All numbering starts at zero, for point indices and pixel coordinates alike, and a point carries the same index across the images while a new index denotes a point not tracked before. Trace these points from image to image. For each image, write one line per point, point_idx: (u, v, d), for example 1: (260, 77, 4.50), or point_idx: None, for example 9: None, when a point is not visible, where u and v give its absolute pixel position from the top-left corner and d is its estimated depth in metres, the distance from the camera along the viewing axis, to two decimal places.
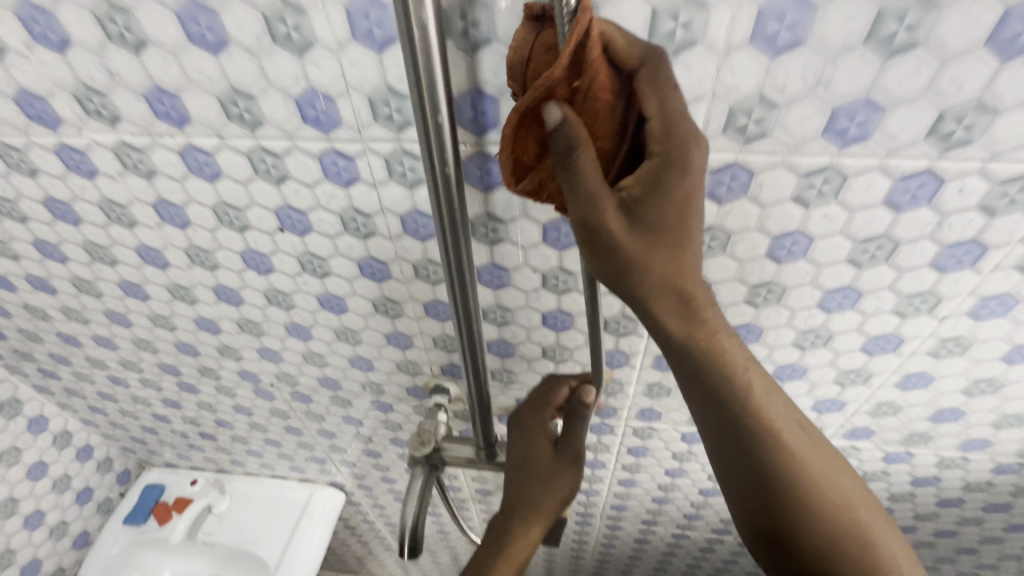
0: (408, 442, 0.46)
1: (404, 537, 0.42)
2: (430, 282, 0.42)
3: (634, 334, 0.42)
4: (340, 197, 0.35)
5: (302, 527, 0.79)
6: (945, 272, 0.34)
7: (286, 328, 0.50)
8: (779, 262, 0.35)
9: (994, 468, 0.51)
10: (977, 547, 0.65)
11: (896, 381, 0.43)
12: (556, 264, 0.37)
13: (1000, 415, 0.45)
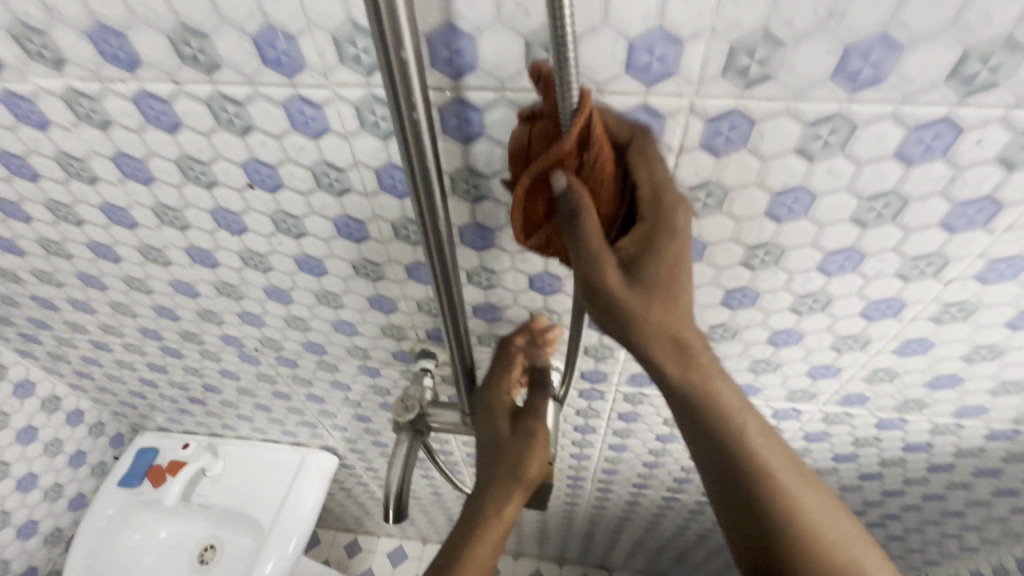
0: (390, 407, 0.37)
1: (389, 504, 0.33)
2: (398, 338, 0.40)
3: (611, 357, 0.41)
4: (291, 245, 0.31)
5: (296, 488, 0.66)
6: (988, 284, 0.28)
7: (239, 355, 0.47)
8: (732, 309, 0.33)
9: (987, 435, 0.46)
10: (1000, 539, 0.61)
11: (893, 347, 0.35)
12: (542, 305, 0.35)
13: (999, 381, 0.38)
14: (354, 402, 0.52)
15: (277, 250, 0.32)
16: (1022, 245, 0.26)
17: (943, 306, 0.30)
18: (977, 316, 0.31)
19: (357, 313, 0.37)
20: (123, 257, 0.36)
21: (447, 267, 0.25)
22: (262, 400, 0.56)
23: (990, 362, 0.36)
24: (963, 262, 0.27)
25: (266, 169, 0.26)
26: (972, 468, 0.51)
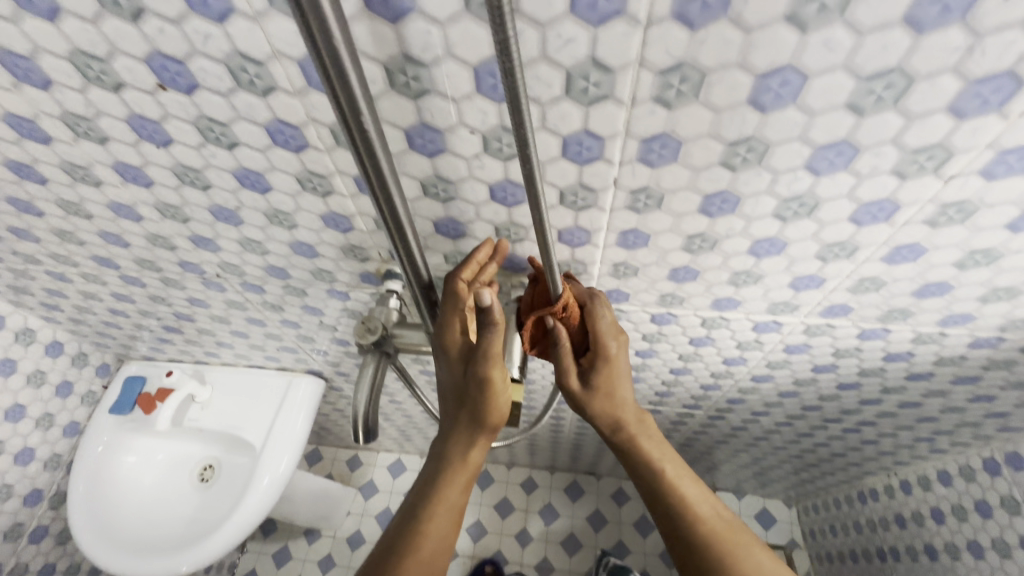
0: (351, 331, 0.38)
1: (358, 424, 0.38)
2: (361, 260, 0.39)
3: (584, 275, 0.39)
4: (226, 157, 0.29)
5: (283, 413, 0.74)
6: (993, 180, 0.26)
7: (203, 281, 0.47)
8: (711, 217, 0.31)
9: (970, 343, 0.46)
10: (971, 441, 0.64)
11: (883, 255, 0.34)
12: (507, 219, 0.34)
13: (991, 288, 0.37)
14: (329, 326, 0.52)
15: (212, 164, 0.30)
16: None
17: (941, 208, 0.29)
18: (976, 219, 0.29)
19: (313, 234, 0.36)
20: (57, 181, 0.34)
21: (381, 173, 0.23)
22: (237, 327, 0.56)
23: (983, 269, 0.35)
24: (970, 154, 0.25)
25: (175, 64, 0.23)
26: (950, 376, 0.52)
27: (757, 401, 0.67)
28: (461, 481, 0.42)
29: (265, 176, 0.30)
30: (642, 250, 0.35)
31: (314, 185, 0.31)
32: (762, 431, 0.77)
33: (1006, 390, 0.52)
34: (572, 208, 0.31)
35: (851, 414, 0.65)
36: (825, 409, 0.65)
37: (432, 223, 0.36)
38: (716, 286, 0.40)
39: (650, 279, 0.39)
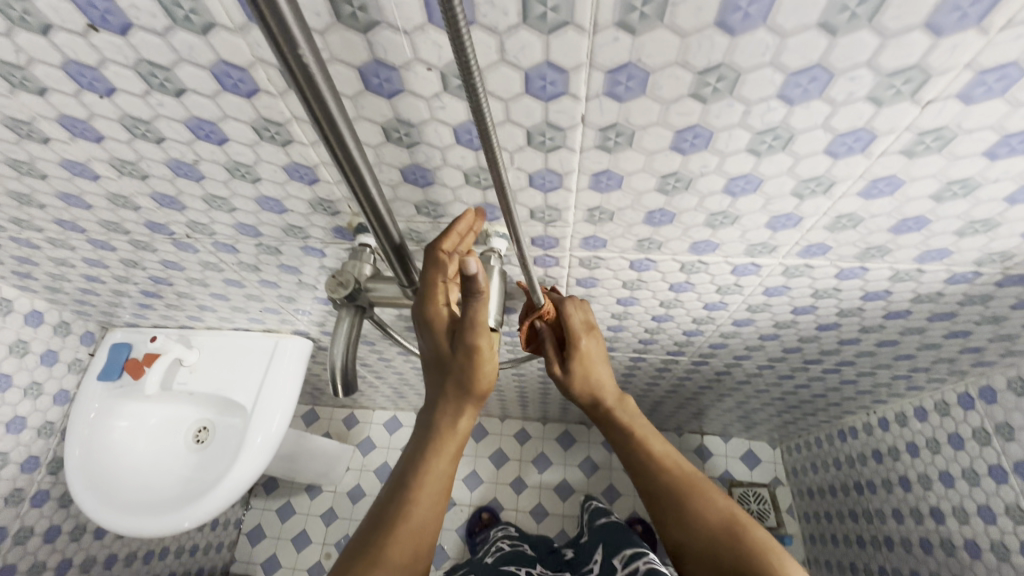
0: (326, 287, 0.44)
1: (337, 376, 0.44)
2: (328, 213, 0.44)
3: (563, 222, 0.42)
4: (175, 105, 0.31)
5: (273, 370, 0.81)
6: (971, 103, 0.27)
7: (173, 243, 0.55)
8: (684, 152, 0.32)
9: (948, 279, 0.47)
10: (948, 378, 0.66)
11: (860, 189, 0.35)
12: (475, 163, 0.34)
13: (968, 221, 0.38)
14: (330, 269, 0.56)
15: (199, 109, 0.32)
16: (1013, 49, 0.23)
17: (917, 136, 0.29)
18: (951, 148, 0.30)
19: (274, 185, 0.40)
20: (15, 123, 0.35)
21: (355, 165, 0.25)
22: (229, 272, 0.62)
23: (960, 199, 0.35)
24: (950, 74, 0.25)
25: (104, 2, 0.24)
26: (927, 312, 0.53)
27: (739, 347, 0.69)
28: (450, 452, 0.46)
29: (241, 114, 0.32)
30: (616, 191, 0.36)
31: (291, 123, 0.32)
32: (743, 377, 0.80)
33: (983, 324, 0.53)
34: (541, 150, 0.32)
35: (828, 356, 0.67)
36: (803, 353, 0.68)
37: (398, 172, 0.36)
38: (691, 228, 0.41)
39: (627, 221, 0.41)
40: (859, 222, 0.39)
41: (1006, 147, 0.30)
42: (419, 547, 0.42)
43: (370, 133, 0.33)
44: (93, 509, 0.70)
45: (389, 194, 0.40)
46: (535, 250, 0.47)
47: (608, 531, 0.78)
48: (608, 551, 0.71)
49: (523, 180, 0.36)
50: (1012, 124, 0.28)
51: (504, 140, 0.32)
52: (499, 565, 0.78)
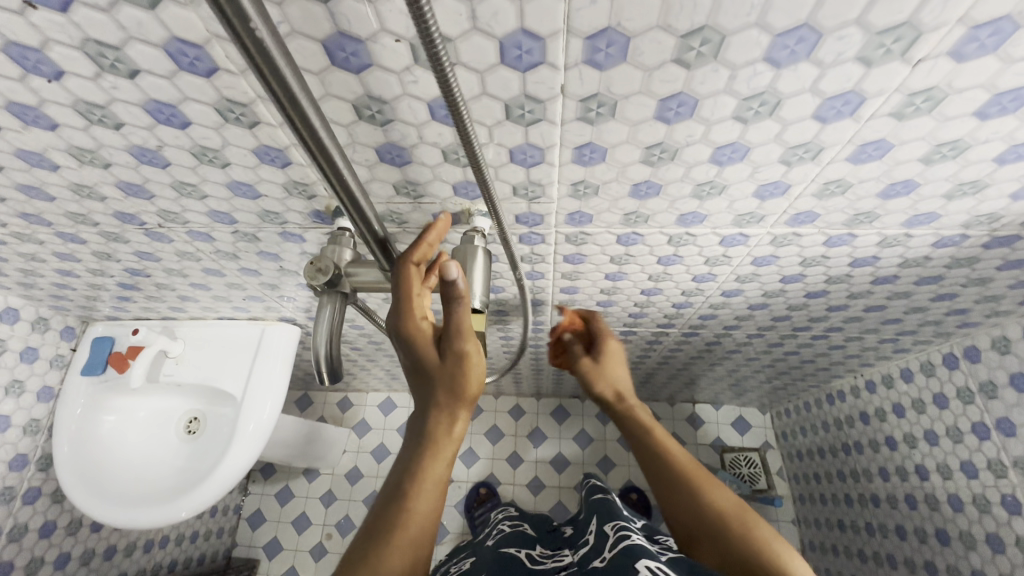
0: (307, 273, 0.53)
1: (322, 364, 0.54)
2: (376, 123, 0.46)
3: (669, 159, 0.49)
4: (278, 16, 0.35)
5: (260, 358, 1.02)
6: (962, 61, 0.37)
7: (228, 187, 0.58)
8: (779, 65, 0.38)
9: (935, 243, 0.63)
10: (900, 318, 0.88)
11: (850, 153, 0.47)
12: (562, 70, 0.39)
13: (955, 183, 0.51)
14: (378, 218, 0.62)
15: (294, 14, 0.35)
16: (997, 9, 0.33)
17: (907, 98, 0.40)
18: (940, 108, 0.41)
19: (322, 87, 0.42)
20: (103, 49, 0.39)
21: (297, 103, 0.32)
22: (269, 227, 0.67)
23: (947, 162, 0.47)
24: (941, 31, 0.34)
25: None
26: (893, 257, 0.67)
27: (755, 294, 0.82)
28: (446, 455, 0.49)
29: (314, 29, 0.36)
30: (687, 120, 0.44)
31: (371, 38, 0.37)
32: (737, 319, 0.94)
33: (948, 269, 0.69)
34: (647, 68, 0.38)
35: (817, 297, 0.81)
36: (792, 294, 0.81)
37: (502, 104, 0.43)
38: (764, 165, 0.49)
39: (689, 161, 0.49)
40: (846, 189, 0.53)
41: (1009, 155, 0.46)
42: (416, 547, 0.45)
43: (484, 50, 0.38)
44: (88, 503, 0.89)
45: (473, 93, 0.42)
46: (592, 183, 0.53)
47: (595, 503, 0.88)
48: (596, 522, 0.80)
49: (621, 101, 0.42)
50: (999, 83, 0.38)
51: (583, 53, 0.37)
52: (498, 544, 0.86)
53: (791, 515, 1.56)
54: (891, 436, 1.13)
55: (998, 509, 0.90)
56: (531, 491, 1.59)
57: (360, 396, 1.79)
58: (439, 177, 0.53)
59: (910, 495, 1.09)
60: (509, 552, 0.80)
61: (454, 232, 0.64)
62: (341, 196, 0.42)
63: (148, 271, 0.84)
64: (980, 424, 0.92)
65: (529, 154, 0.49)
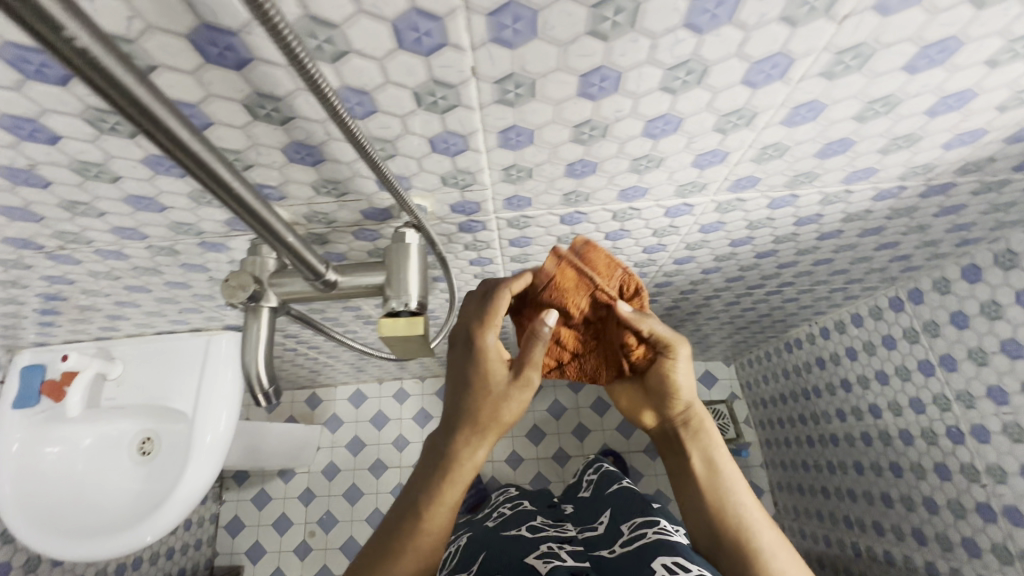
0: (223, 293, 0.48)
1: (257, 386, 0.51)
2: (276, 122, 0.41)
3: (600, 137, 0.46)
4: (129, 13, 0.30)
5: (208, 369, 0.96)
6: (886, 15, 0.35)
7: (127, 202, 0.52)
8: (700, 31, 0.35)
9: (874, 196, 0.63)
10: (848, 268, 0.90)
11: (784, 116, 0.45)
12: (467, 52, 0.35)
13: (889, 138, 0.50)
14: (303, 220, 0.58)
15: (145, 7, 0.30)
16: None
17: (836, 57, 0.38)
18: (869, 65, 0.39)
19: (203, 88, 0.37)
20: None
21: (152, 115, 0.27)
22: (186, 239, 0.62)
23: (880, 118, 0.46)
24: None
25: None
26: (836, 213, 0.67)
27: (707, 260, 0.82)
28: (462, 481, 0.51)
29: (173, 22, 0.31)
30: (612, 95, 0.41)
31: (243, 29, 0.32)
32: (692, 284, 0.94)
33: (887, 220, 0.70)
34: (561, 43, 0.35)
35: (767, 256, 0.82)
36: (742, 256, 0.81)
37: (410, 92, 0.39)
38: (698, 135, 0.47)
39: (622, 136, 0.46)
40: (784, 152, 0.51)
41: (939, 107, 0.45)
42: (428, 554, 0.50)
43: (376, 35, 0.33)
44: (44, 542, 0.84)
45: (377, 82, 0.38)
46: (524, 167, 0.50)
47: (617, 499, 0.86)
48: (616, 518, 0.80)
49: (539, 80, 0.38)
50: (926, 36, 0.37)
51: (488, 32, 0.34)
52: (500, 526, 0.85)
53: (759, 460, 1.63)
54: (846, 379, 1.18)
55: (944, 440, 0.95)
56: (510, 466, 1.61)
57: (327, 391, 1.74)
58: (359, 173, 0.49)
59: (866, 431, 1.15)
60: (514, 532, 0.79)
61: (388, 227, 0.60)
62: (242, 215, 0.38)
63: (65, 296, 0.77)
64: (925, 361, 0.96)
65: (452, 143, 0.45)
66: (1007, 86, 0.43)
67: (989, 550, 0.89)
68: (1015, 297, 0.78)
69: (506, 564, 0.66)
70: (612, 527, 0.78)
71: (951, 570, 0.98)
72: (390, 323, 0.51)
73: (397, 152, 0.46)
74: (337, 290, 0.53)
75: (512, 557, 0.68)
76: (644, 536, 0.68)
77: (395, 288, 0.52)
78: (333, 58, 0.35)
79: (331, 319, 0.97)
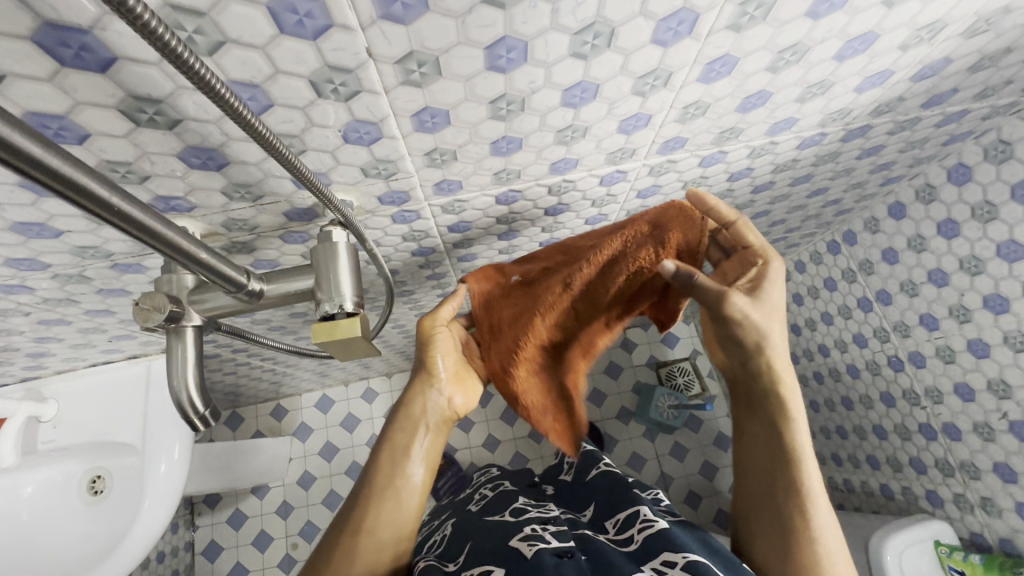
0: (135, 317, 0.45)
1: (191, 410, 0.49)
2: (163, 128, 0.38)
3: (518, 113, 0.45)
4: None
5: (152, 396, 0.91)
6: None
7: (14, 232, 0.47)
8: None
9: (799, 145, 0.64)
10: (785, 218, 0.92)
11: (701, 73, 0.45)
12: (356, 29, 0.33)
13: (803, 87, 0.50)
14: (220, 229, 0.54)
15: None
16: None
17: (739, 7, 0.38)
18: (773, 13, 0.39)
19: (68, 98, 0.33)
20: None
21: (9, 145, 0.25)
22: (94, 263, 0.57)
23: (792, 67, 0.47)
24: None
25: None
26: (765, 165, 0.68)
27: None
28: (410, 432, 0.60)
29: (9, 24, 0.28)
30: (522, 65, 0.39)
31: (97, 26, 0.29)
32: None
33: (811, 169, 0.72)
34: (457, 14, 0.33)
35: None
36: None
37: (306, 81, 0.36)
38: (619, 100, 0.46)
39: (541, 108, 0.45)
40: (706, 110, 0.51)
41: (846, 51, 0.46)
42: (378, 518, 0.56)
43: (252, 21, 0.31)
44: None
45: (268, 71, 0.35)
46: (447, 150, 0.48)
47: (600, 488, 0.82)
48: (600, 503, 0.79)
49: (442, 56, 0.36)
50: None
51: (372, 6, 0.31)
52: (484, 511, 0.83)
53: (725, 410, 1.69)
54: (795, 323, 1.23)
55: (886, 370, 1.01)
56: (488, 449, 1.62)
57: (292, 401, 1.69)
58: (272, 174, 0.46)
59: (818, 371, 1.21)
60: (496, 519, 0.75)
61: (316, 226, 0.57)
62: (139, 237, 0.35)
63: None
64: (863, 298, 1.01)
65: (363, 132, 0.43)
66: (907, 25, 0.44)
67: (933, 466, 0.97)
68: (937, 229, 0.82)
69: (492, 547, 0.65)
70: (597, 521, 0.75)
71: (903, 489, 1.05)
72: (327, 327, 0.49)
73: (306, 147, 0.43)
74: (265, 299, 0.51)
75: (496, 542, 0.66)
76: (631, 538, 0.65)
77: (327, 291, 0.49)
78: (209, 50, 0.32)
79: (277, 328, 0.92)
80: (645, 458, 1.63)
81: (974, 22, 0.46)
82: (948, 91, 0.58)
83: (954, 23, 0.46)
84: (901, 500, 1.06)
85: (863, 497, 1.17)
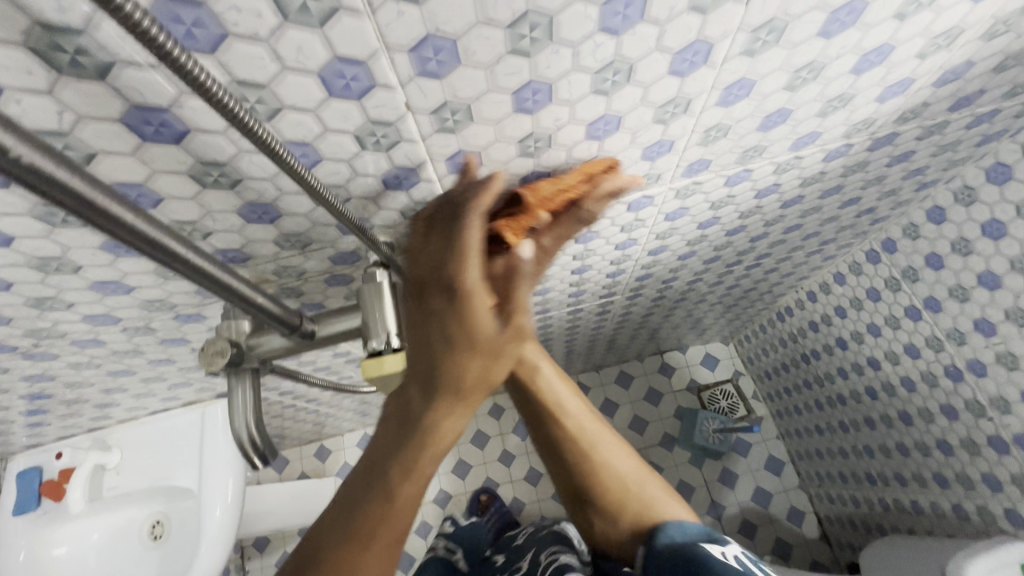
0: (200, 361, 0.48)
1: (252, 448, 0.51)
2: (227, 187, 0.42)
3: (544, 149, 0.48)
4: (60, 109, 0.31)
5: (207, 439, 0.94)
6: None
7: (92, 291, 0.52)
8: (616, 34, 0.36)
9: (825, 158, 0.64)
10: (818, 231, 0.91)
11: (719, 97, 0.46)
12: (397, 86, 0.36)
13: (824, 101, 0.51)
14: (273, 276, 0.58)
15: (74, 99, 0.31)
16: None
17: (752, 34, 0.40)
18: (786, 37, 0.41)
19: (149, 168, 0.38)
20: None
21: (96, 204, 0.28)
22: (160, 315, 0.61)
23: (809, 85, 0.48)
24: None
25: None
26: (791, 179, 0.68)
27: (679, 246, 0.83)
28: (445, 437, 0.43)
29: (103, 109, 0.32)
30: (548, 105, 0.42)
31: (174, 104, 0.33)
32: (671, 271, 0.95)
33: (841, 179, 0.72)
34: (486, 65, 0.36)
35: (737, 233, 0.83)
36: (712, 236, 0.82)
37: (351, 136, 0.39)
38: (641, 129, 0.48)
39: (568, 142, 0.47)
40: (727, 132, 0.53)
41: (863, 65, 0.47)
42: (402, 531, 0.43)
43: (306, 88, 0.34)
44: None
45: (319, 129, 0.38)
46: None
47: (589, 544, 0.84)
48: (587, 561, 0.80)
49: (474, 104, 0.39)
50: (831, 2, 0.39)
51: (408, 67, 0.34)
52: None
53: (774, 432, 1.62)
54: (840, 337, 1.18)
55: (945, 381, 0.96)
56: (530, 483, 1.60)
57: (336, 441, 1.73)
58: (320, 223, 0.50)
59: (870, 386, 1.15)
60: None
61: (357, 268, 0.61)
62: (202, 282, 0.38)
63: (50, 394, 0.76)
64: (910, 308, 0.97)
65: (403, 177, 0.46)
66: (922, 34, 0.45)
67: (1010, 482, 0.91)
68: (982, 230, 0.80)
69: None
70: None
71: (978, 508, 0.98)
72: (373, 363, 0.50)
73: (351, 195, 0.47)
74: (315, 340, 0.54)
75: None
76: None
77: (373, 328, 0.52)
78: (268, 116, 0.36)
79: (323, 369, 0.95)
80: (693, 485, 1.56)
81: (990, 26, 0.47)
82: (974, 93, 0.58)
83: (970, 28, 0.46)
84: (978, 520, 0.99)
85: (936, 520, 1.09)
